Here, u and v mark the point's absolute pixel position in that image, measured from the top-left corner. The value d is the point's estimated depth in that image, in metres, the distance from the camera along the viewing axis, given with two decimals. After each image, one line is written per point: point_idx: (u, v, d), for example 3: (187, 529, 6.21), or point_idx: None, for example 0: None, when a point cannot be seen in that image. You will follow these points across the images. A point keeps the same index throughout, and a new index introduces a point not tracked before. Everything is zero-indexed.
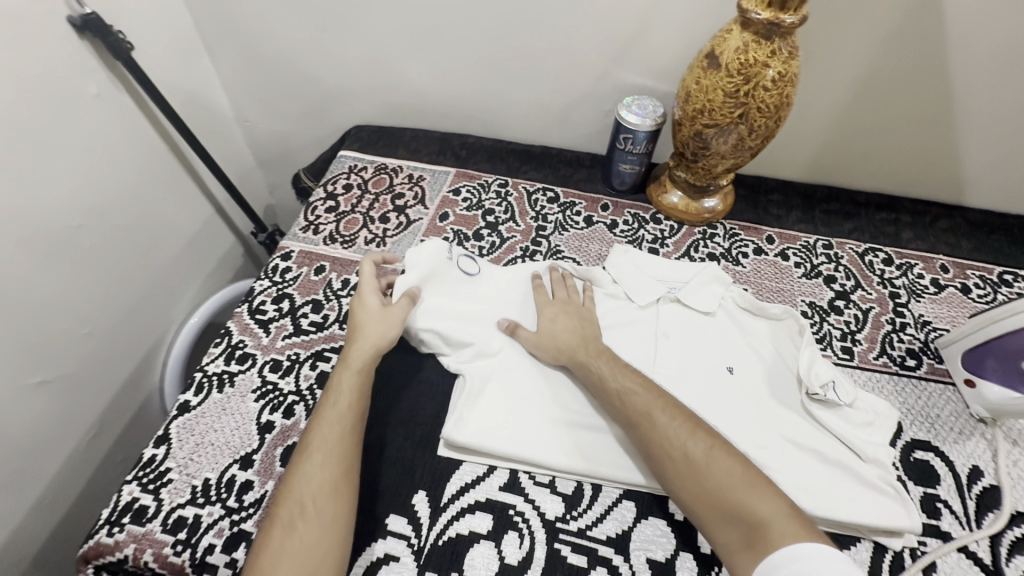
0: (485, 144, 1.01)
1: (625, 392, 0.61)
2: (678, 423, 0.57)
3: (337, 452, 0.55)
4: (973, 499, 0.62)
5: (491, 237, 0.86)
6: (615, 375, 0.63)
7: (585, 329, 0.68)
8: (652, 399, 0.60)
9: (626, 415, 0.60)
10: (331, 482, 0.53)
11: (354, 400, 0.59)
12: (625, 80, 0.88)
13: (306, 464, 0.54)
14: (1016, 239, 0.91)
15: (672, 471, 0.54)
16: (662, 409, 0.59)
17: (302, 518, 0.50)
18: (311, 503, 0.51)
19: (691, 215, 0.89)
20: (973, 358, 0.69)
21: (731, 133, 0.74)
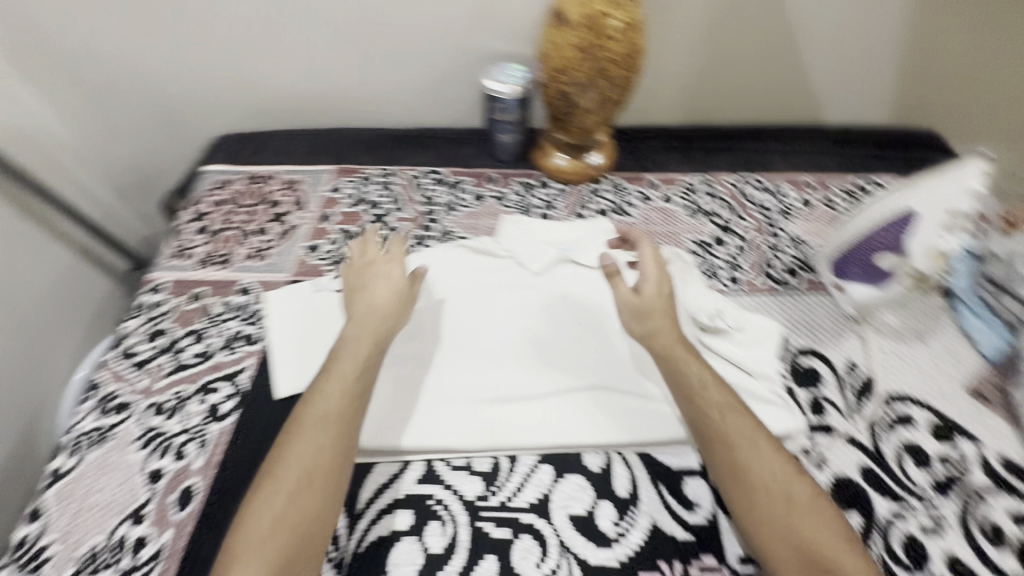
0: (361, 133, 0.97)
1: (721, 410, 0.57)
2: (768, 455, 0.54)
3: (336, 429, 0.54)
4: (852, 391, 0.68)
5: (380, 230, 0.83)
6: (713, 392, 0.58)
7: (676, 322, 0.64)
8: (749, 424, 0.56)
9: (706, 434, 0.56)
10: (333, 464, 0.53)
11: (360, 385, 0.58)
12: (487, 47, 0.86)
13: (303, 437, 0.53)
14: (870, 149, 0.98)
15: (733, 479, 0.53)
16: (734, 414, 0.57)
17: (309, 488, 0.51)
18: (318, 476, 0.52)
19: (576, 174, 0.90)
20: (839, 265, 0.73)
21: (592, 89, 0.75)
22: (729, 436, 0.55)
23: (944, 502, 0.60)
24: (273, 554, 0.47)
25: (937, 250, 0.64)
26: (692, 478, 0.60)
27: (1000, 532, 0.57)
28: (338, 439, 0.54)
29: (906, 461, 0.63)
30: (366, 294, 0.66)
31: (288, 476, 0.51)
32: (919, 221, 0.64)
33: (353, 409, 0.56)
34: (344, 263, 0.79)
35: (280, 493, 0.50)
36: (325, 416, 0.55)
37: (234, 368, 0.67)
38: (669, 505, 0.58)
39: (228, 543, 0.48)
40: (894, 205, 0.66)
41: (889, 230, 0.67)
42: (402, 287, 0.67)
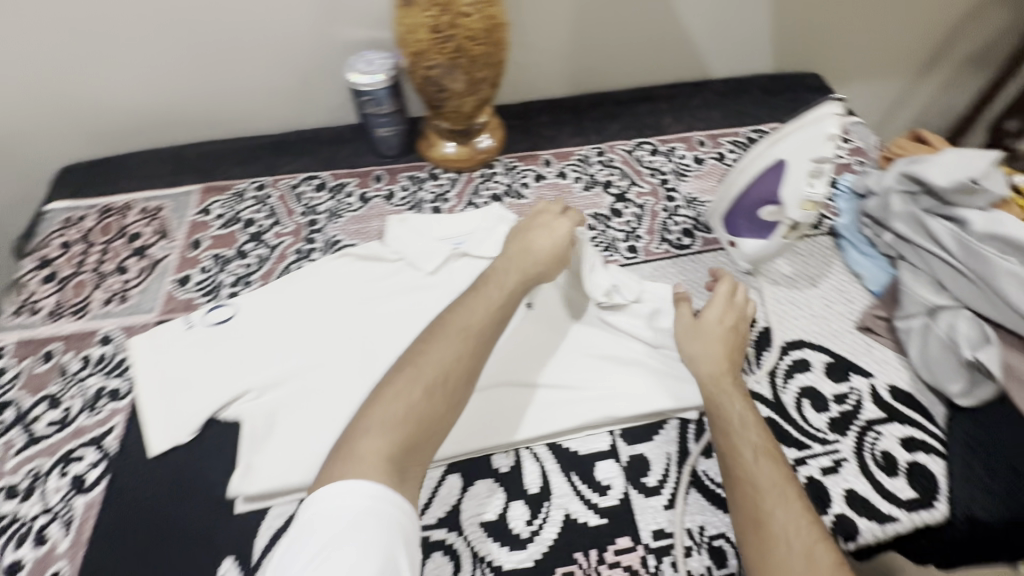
0: (228, 145, 0.88)
1: (757, 454, 0.53)
2: (793, 508, 0.49)
3: (470, 341, 0.55)
4: (751, 345, 0.69)
5: (258, 250, 0.77)
6: (750, 437, 0.54)
7: (730, 355, 0.61)
8: (779, 475, 0.51)
9: (732, 477, 0.52)
10: (468, 367, 0.54)
11: (501, 306, 0.60)
12: (345, 36, 0.80)
13: (449, 340, 0.54)
14: (757, 98, 0.99)
15: (750, 529, 0.49)
16: (765, 461, 0.52)
17: (438, 389, 0.51)
18: (438, 385, 0.51)
19: (465, 161, 0.86)
20: (730, 224, 0.72)
21: (456, 71, 0.70)
22: (756, 481, 0.51)
23: (841, 440, 0.62)
24: (390, 445, 0.47)
25: (808, 199, 0.64)
26: (603, 461, 0.60)
27: (891, 459, 0.60)
28: (476, 347, 0.55)
29: (804, 405, 0.64)
30: (526, 234, 0.67)
31: (422, 376, 0.51)
32: (790, 169, 0.63)
33: (495, 318, 0.58)
34: (219, 292, 0.72)
35: (415, 389, 0.50)
36: (468, 326, 0.56)
37: (99, 431, 0.60)
38: (580, 492, 0.57)
39: (344, 438, 0.48)
40: (765, 156, 0.65)
41: (765, 182, 0.66)
42: (562, 245, 0.66)
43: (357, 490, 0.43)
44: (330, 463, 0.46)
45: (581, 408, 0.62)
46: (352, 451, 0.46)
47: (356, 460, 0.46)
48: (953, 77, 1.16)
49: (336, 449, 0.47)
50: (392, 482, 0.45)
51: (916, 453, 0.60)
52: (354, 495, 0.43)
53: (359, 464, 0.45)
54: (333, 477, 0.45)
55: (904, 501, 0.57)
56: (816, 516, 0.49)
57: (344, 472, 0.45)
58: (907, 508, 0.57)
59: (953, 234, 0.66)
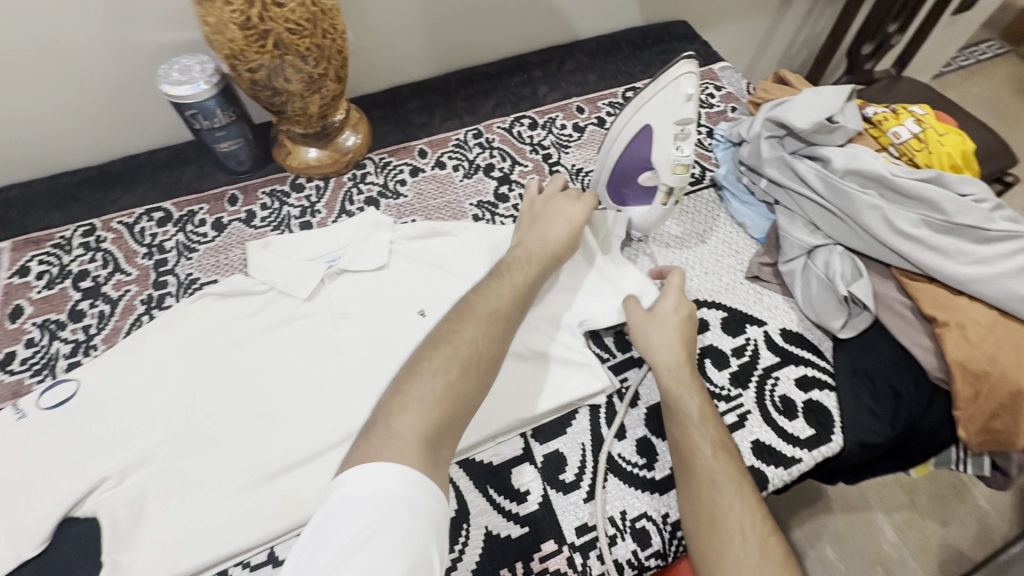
0: (40, 188, 0.74)
1: (713, 449, 0.52)
2: (746, 504, 0.49)
3: (501, 321, 0.56)
4: None
5: (96, 307, 0.66)
6: (706, 431, 0.54)
7: (687, 344, 0.60)
8: (735, 471, 0.51)
9: (687, 472, 0.52)
10: (496, 346, 0.54)
11: (526, 288, 0.60)
12: (152, 41, 0.68)
13: (478, 321, 0.54)
14: (628, 55, 0.97)
15: (701, 519, 0.49)
16: (720, 454, 0.52)
17: (474, 369, 0.51)
18: (478, 364, 0.51)
19: (330, 164, 0.77)
20: (614, 191, 0.71)
21: (285, 68, 0.61)
22: (711, 476, 0.51)
23: (743, 393, 0.63)
24: (428, 425, 0.45)
25: (679, 163, 0.60)
26: (519, 466, 0.57)
27: (790, 403, 0.62)
28: (506, 326, 0.56)
29: (707, 365, 0.65)
30: (540, 228, 0.66)
31: (459, 351, 0.51)
32: (656, 133, 0.61)
33: (521, 298, 0.59)
34: (55, 366, 0.61)
35: (452, 365, 0.49)
36: (496, 308, 0.56)
37: None
38: (498, 504, 0.55)
39: (379, 414, 0.46)
40: (633, 122, 0.63)
41: (638, 147, 0.64)
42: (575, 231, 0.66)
43: (379, 473, 0.40)
44: (361, 445, 0.43)
45: (491, 414, 0.58)
46: (388, 427, 0.44)
47: (394, 438, 0.43)
48: (811, 9, 1.19)
49: (372, 425, 0.45)
50: (423, 467, 0.42)
51: (811, 392, 0.63)
52: (377, 480, 0.40)
53: (399, 441, 0.43)
54: (360, 457, 0.42)
55: (805, 441, 0.60)
56: (767, 512, 0.49)
57: (372, 453, 0.42)
58: (808, 448, 0.59)
59: (817, 173, 0.68)
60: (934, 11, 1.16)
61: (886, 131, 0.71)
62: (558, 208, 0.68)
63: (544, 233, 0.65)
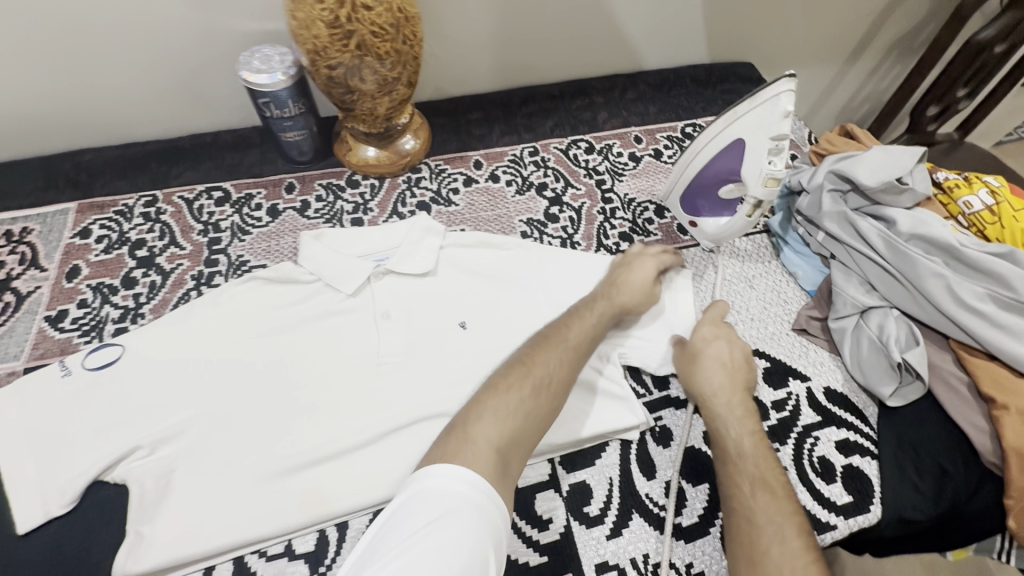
0: (110, 154, 0.77)
1: (753, 486, 0.51)
2: (791, 538, 0.47)
3: (577, 354, 0.57)
4: None
5: (149, 277, 0.67)
6: (759, 460, 0.53)
7: (737, 381, 0.59)
8: (784, 505, 0.49)
9: (730, 509, 0.51)
10: (567, 376, 0.56)
11: (601, 329, 0.61)
12: (234, 28, 0.71)
13: (553, 351, 0.57)
14: (691, 91, 0.96)
15: (740, 559, 0.47)
16: (766, 493, 0.50)
17: (543, 391, 0.53)
18: (552, 388, 0.54)
19: (388, 166, 0.79)
20: (688, 203, 0.74)
21: (364, 68, 0.63)
22: (753, 509, 0.49)
23: (780, 449, 0.61)
24: (499, 437, 0.48)
25: (770, 176, 0.62)
26: (543, 492, 0.56)
27: (828, 465, 0.60)
28: (577, 358, 0.58)
29: None
30: (626, 270, 0.67)
31: (533, 372, 0.54)
32: (748, 148, 0.63)
33: (599, 331, 0.61)
34: (103, 329, 0.63)
35: (525, 383, 0.53)
36: (569, 341, 0.58)
37: None
38: (519, 529, 0.54)
39: (456, 421, 0.50)
40: (723, 136, 0.64)
41: (725, 160, 0.66)
42: (649, 281, 0.66)
43: (457, 474, 0.44)
44: (442, 442, 0.47)
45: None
46: (465, 431, 0.48)
47: (467, 441, 0.47)
48: (879, 65, 1.18)
49: (450, 427, 0.49)
50: (488, 475, 0.45)
51: (852, 457, 0.61)
52: (456, 479, 0.44)
53: (473, 446, 0.47)
54: (441, 456, 0.46)
55: (841, 507, 0.57)
56: (816, 552, 0.46)
57: (451, 454, 0.46)
58: (844, 515, 0.57)
59: (880, 233, 0.67)
60: (1005, 82, 1.14)
61: (956, 199, 0.69)
62: (634, 260, 0.68)
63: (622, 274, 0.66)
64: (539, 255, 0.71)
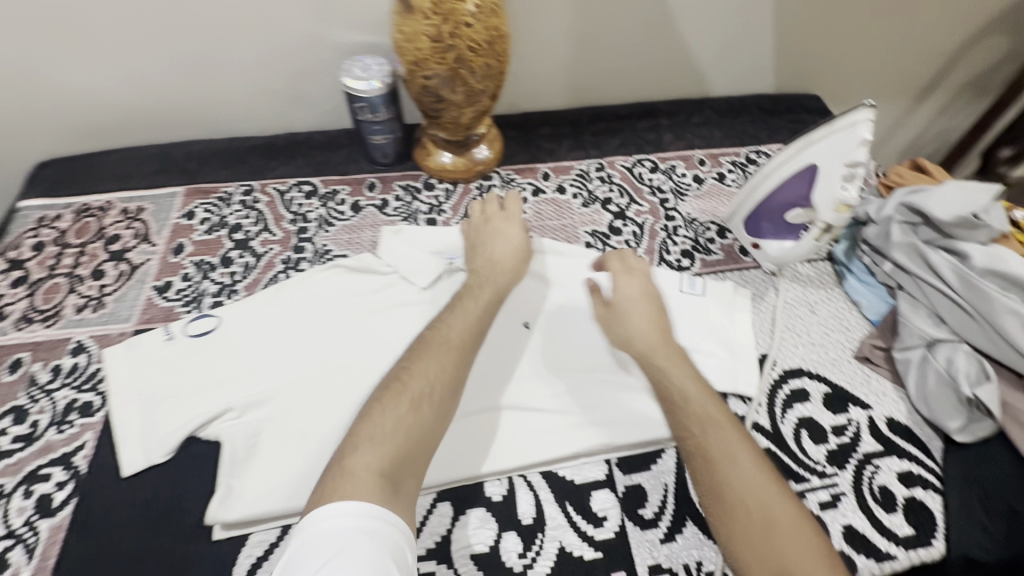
0: (216, 146, 0.85)
1: (707, 425, 0.51)
2: (760, 471, 0.48)
3: (462, 347, 0.58)
4: (769, 378, 0.67)
5: (243, 258, 0.74)
6: (699, 398, 0.54)
7: (659, 321, 0.62)
8: (737, 437, 0.51)
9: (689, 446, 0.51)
10: (455, 376, 0.56)
11: (483, 318, 0.62)
12: (338, 38, 0.78)
13: (435, 353, 0.57)
14: (757, 119, 0.98)
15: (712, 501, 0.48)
16: (721, 430, 0.51)
17: (426, 401, 0.53)
18: (436, 388, 0.54)
19: (462, 173, 0.83)
20: (751, 224, 0.74)
21: (455, 81, 0.68)
22: (712, 449, 0.50)
23: (839, 474, 0.61)
24: (381, 463, 0.48)
25: (843, 202, 0.64)
26: (599, 491, 0.58)
27: (889, 495, 0.59)
28: (463, 353, 0.58)
29: (803, 437, 0.63)
30: (485, 250, 0.69)
31: (408, 387, 0.54)
32: (820, 173, 0.64)
33: (479, 322, 0.62)
34: (201, 301, 0.69)
35: (402, 398, 0.52)
36: (450, 338, 0.58)
37: (68, 448, 0.57)
38: (575, 524, 0.56)
39: (334, 457, 0.49)
40: (795, 161, 0.65)
41: (796, 185, 0.67)
42: (522, 244, 0.70)
43: (339, 511, 0.43)
44: (320, 485, 0.46)
45: (555, 439, 0.60)
46: (340, 468, 0.47)
47: (346, 474, 0.46)
48: (949, 103, 1.17)
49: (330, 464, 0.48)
50: (378, 499, 0.45)
51: (914, 489, 0.60)
52: (340, 516, 0.43)
53: (353, 478, 0.46)
54: (323, 496, 0.45)
55: (902, 538, 0.57)
56: (778, 477, 0.48)
57: (332, 493, 0.45)
58: (906, 547, 0.56)
59: (953, 267, 0.66)
60: None
61: None
62: (504, 229, 0.71)
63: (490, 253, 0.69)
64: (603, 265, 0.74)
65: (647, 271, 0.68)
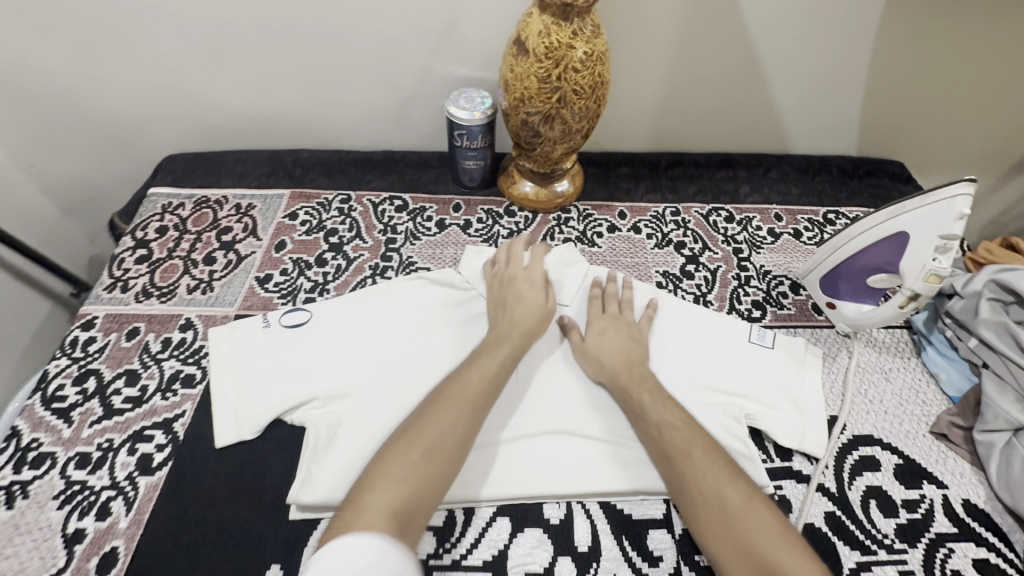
0: (321, 156, 0.92)
1: (687, 442, 0.58)
2: (714, 464, 0.56)
3: (475, 405, 0.60)
4: (838, 441, 0.66)
5: (336, 260, 0.79)
6: (658, 408, 0.61)
7: (630, 350, 0.67)
8: (691, 434, 0.59)
9: (669, 459, 0.58)
10: (462, 435, 0.58)
11: (498, 376, 0.63)
12: (446, 70, 0.85)
13: (449, 408, 0.59)
14: (837, 179, 0.98)
15: (693, 508, 0.55)
16: (698, 446, 0.58)
17: (438, 452, 0.55)
18: (450, 442, 0.56)
19: (543, 204, 0.87)
20: (828, 283, 0.75)
21: (555, 119, 0.72)
22: (691, 463, 0.57)
23: (909, 551, 0.58)
24: (392, 507, 0.50)
25: (933, 271, 0.63)
26: (656, 530, 0.58)
27: None
28: (476, 409, 0.60)
29: (871, 506, 0.61)
30: (510, 311, 0.69)
31: (426, 436, 0.56)
32: (912, 242, 0.64)
33: (494, 380, 0.62)
34: (296, 296, 0.75)
35: (415, 452, 0.55)
36: (468, 393, 0.60)
37: (170, 414, 0.62)
38: (630, 559, 0.56)
39: (352, 492, 0.52)
40: (884, 228, 0.65)
41: (884, 251, 0.67)
42: (544, 311, 0.69)
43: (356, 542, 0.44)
44: (333, 524, 0.49)
45: (600, 470, 0.61)
46: (357, 505, 0.50)
47: (359, 513, 0.49)
48: None
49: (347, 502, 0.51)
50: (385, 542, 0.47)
51: None
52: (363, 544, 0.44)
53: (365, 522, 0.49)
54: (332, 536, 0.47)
55: None
56: (747, 485, 0.55)
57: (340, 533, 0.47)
58: None
59: None
60: None
61: None
62: (527, 289, 0.71)
63: (511, 313, 0.68)
64: (674, 307, 0.75)
65: (620, 317, 0.71)
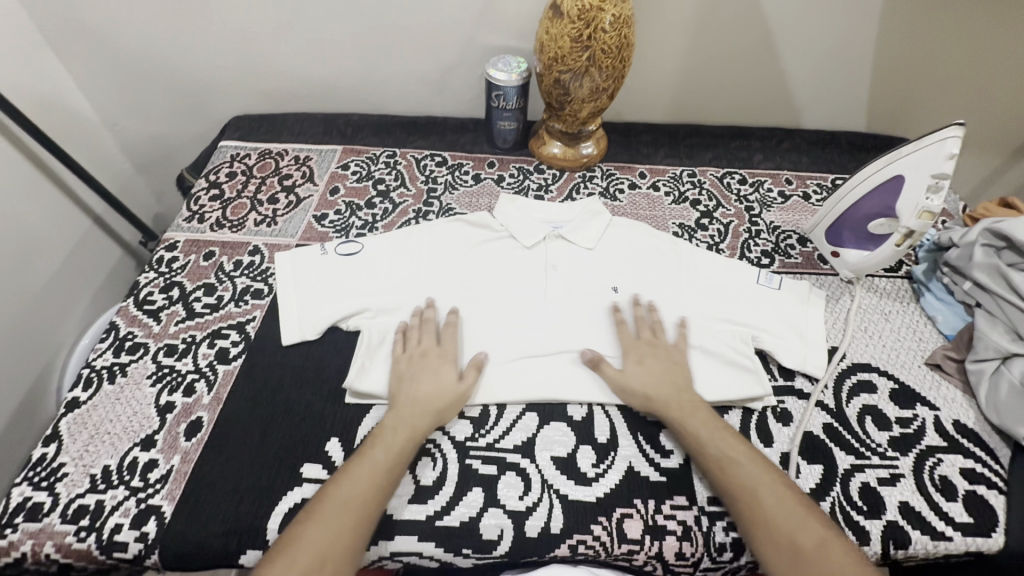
0: (370, 119, 1.02)
1: (750, 477, 0.56)
2: (786, 501, 0.54)
3: (362, 508, 0.53)
4: (838, 367, 0.72)
5: (383, 204, 0.89)
6: (716, 441, 0.60)
7: (676, 377, 0.65)
8: (758, 468, 0.57)
9: (734, 494, 0.56)
10: (350, 543, 0.51)
11: (389, 468, 0.56)
12: (486, 40, 0.94)
13: (328, 515, 0.52)
14: (846, 151, 1.05)
15: (770, 549, 0.52)
16: (764, 482, 0.56)
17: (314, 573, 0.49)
18: (332, 556, 0.50)
19: (570, 162, 0.96)
20: (833, 234, 0.81)
21: (584, 77, 0.81)
22: (758, 496, 0.55)
23: (900, 458, 0.64)
24: None
25: (925, 209, 0.69)
26: None
27: (950, 485, 0.62)
28: (367, 511, 0.53)
29: (866, 421, 0.67)
30: (411, 388, 0.62)
31: (298, 557, 0.49)
32: (907, 184, 0.71)
33: (389, 473, 0.56)
34: (348, 231, 0.84)
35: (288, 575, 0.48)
36: (352, 496, 0.53)
37: (243, 318, 0.72)
38: (645, 451, 0.63)
39: None
40: (882, 173, 0.72)
41: (883, 194, 0.73)
42: (453, 385, 0.63)
43: None
44: None
45: None
46: None
47: None
48: None
49: None
50: None
51: (976, 485, 0.62)
52: None
53: None
54: None
55: (959, 523, 0.60)
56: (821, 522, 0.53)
57: None
58: (962, 532, 0.59)
59: None
60: None
61: None
62: (425, 367, 0.64)
63: (412, 392, 0.62)
64: (687, 252, 0.80)
65: (654, 339, 0.69)
